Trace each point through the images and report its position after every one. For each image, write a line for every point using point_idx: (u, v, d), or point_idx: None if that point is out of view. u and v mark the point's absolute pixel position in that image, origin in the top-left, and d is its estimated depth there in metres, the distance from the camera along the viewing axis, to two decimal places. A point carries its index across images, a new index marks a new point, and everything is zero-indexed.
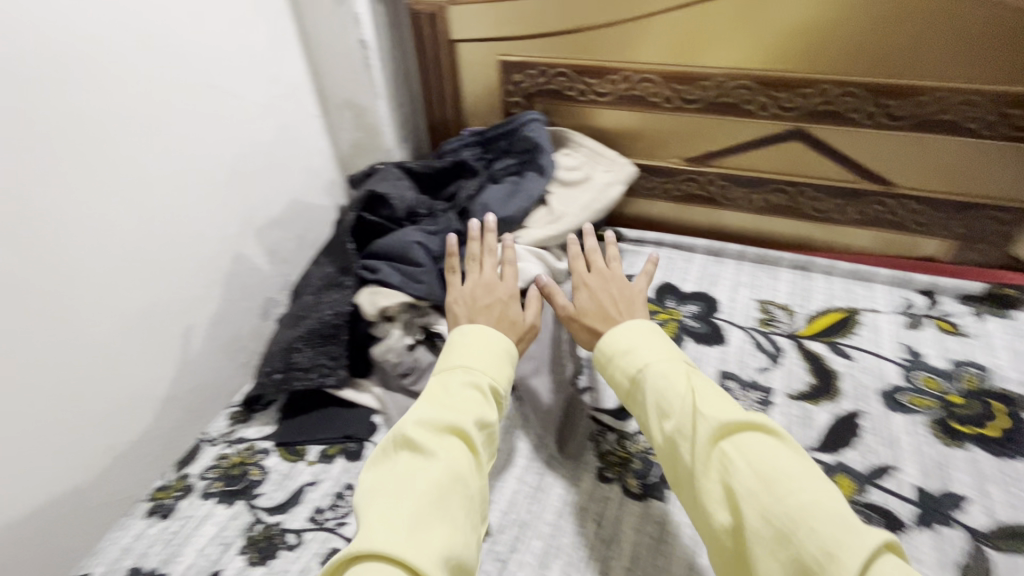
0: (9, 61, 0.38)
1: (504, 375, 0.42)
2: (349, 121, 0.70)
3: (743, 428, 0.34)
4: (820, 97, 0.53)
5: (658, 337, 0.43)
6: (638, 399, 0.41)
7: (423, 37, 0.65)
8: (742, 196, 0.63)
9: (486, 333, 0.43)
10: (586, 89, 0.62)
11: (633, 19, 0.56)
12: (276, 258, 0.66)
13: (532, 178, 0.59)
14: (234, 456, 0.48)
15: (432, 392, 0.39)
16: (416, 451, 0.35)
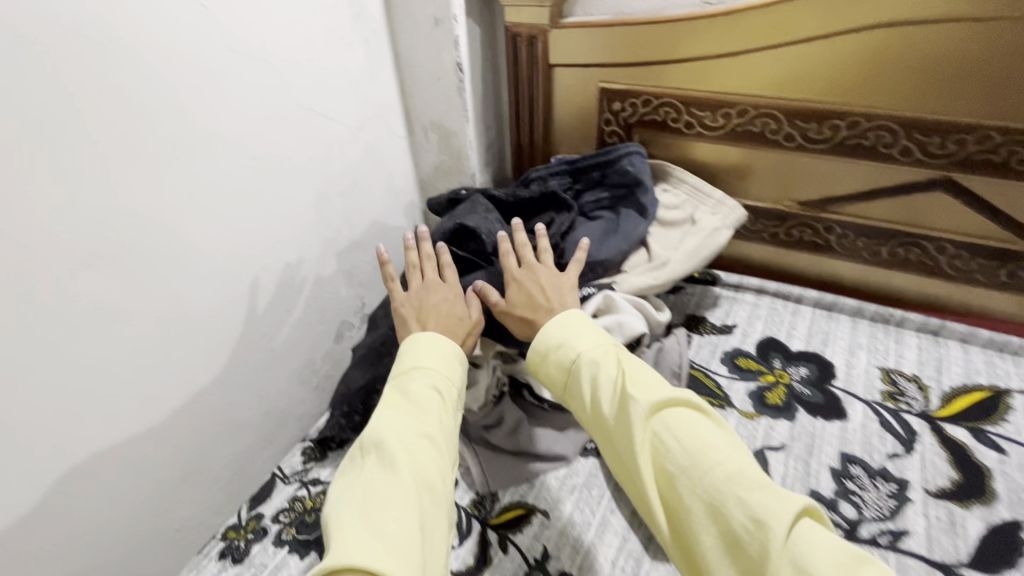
0: (129, 87, 0.38)
1: (458, 374, 0.41)
2: (434, 143, 0.68)
3: (673, 406, 0.33)
4: (980, 144, 0.46)
5: (568, 321, 0.41)
6: (567, 388, 0.38)
7: (519, 60, 0.62)
8: (864, 246, 0.56)
9: (421, 340, 0.42)
10: (694, 122, 0.58)
11: (760, 50, 0.51)
12: (354, 281, 0.65)
13: (632, 219, 0.55)
14: (309, 500, 0.46)
15: (389, 398, 0.38)
16: (383, 453, 0.34)
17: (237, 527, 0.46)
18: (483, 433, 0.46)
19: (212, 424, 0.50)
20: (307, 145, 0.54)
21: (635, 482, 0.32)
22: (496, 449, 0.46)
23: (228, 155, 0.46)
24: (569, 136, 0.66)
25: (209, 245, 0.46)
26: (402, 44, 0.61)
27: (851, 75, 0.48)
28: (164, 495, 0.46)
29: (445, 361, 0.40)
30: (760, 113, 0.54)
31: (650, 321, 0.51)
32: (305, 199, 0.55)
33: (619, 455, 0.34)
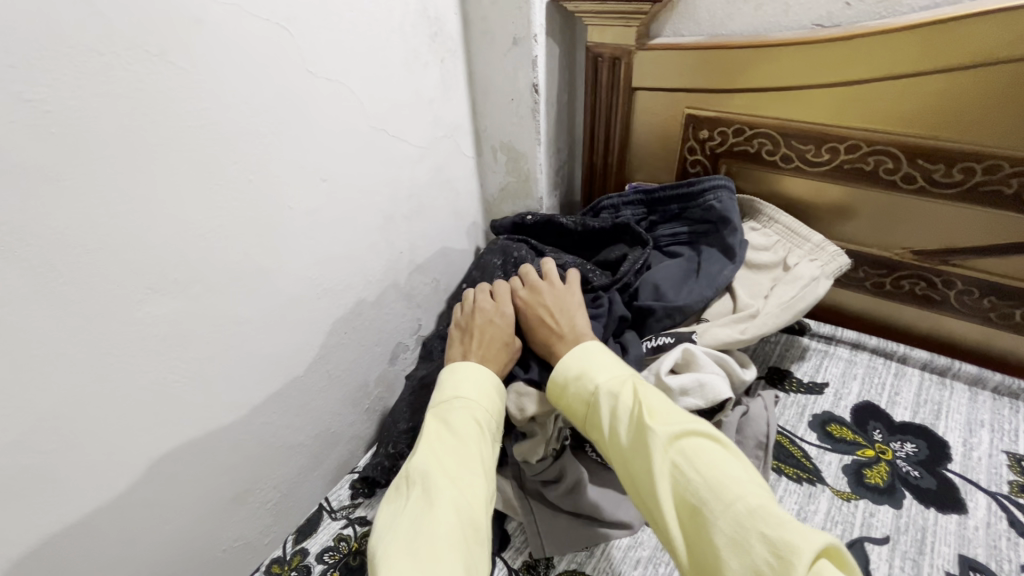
0: (219, 110, 0.37)
1: (497, 408, 0.39)
2: (502, 164, 0.66)
3: (692, 435, 0.31)
4: None
5: (585, 348, 0.39)
6: (588, 420, 0.36)
7: (600, 82, 0.59)
8: (993, 307, 0.49)
9: (460, 368, 0.40)
10: (792, 156, 0.52)
11: (883, 80, 0.45)
12: (413, 303, 0.63)
13: (715, 260, 0.51)
14: None
15: (431, 431, 0.36)
16: (427, 488, 0.32)
17: None
18: (541, 489, 0.43)
19: (267, 448, 0.49)
20: (378, 166, 0.53)
21: (656, 519, 0.30)
22: (556, 508, 0.42)
23: (301, 178, 0.45)
24: (646, 163, 0.62)
25: (278, 268, 0.45)
26: (478, 63, 0.59)
27: (997, 111, 0.41)
28: (217, 519, 0.46)
29: (485, 390, 0.39)
30: (875, 149, 0.48)
31: (734, 380, 0.46)
32: (372, 221, 0.54)
33: (640, 492, 0.31)
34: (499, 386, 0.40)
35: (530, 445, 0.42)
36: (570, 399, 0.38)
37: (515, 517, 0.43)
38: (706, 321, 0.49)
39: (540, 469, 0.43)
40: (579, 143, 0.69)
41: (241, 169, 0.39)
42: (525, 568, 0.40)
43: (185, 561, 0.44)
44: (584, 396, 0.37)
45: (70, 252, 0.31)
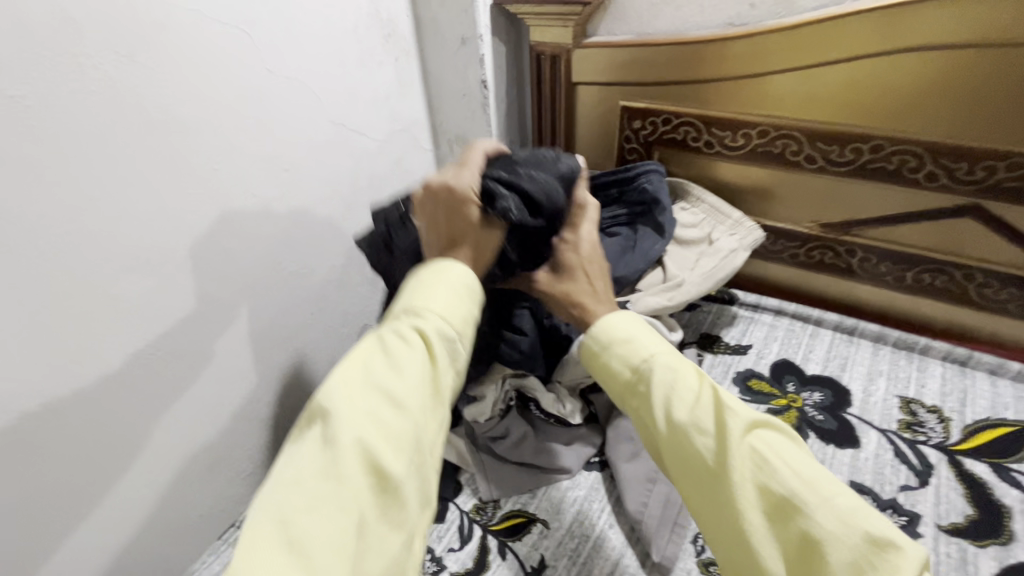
0: (182, 105, 0.40)
1: (456, 318, 0.34)
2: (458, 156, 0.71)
3: (763, 427, 0.32)
4: (1013, 170, 0.45)
5: (629, 321, 0.38)
6: (634, 394, 0.35)
7: (543, 78, 0.64)
8: (888, 271, 0.55)
9: (440, 271, 0.36)
10: (713, 141, 0.58)
11: (785, 71, 0.51)
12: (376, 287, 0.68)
13: (650, 237, 0.56)
14: None
15: (357, 356, 0.33)
16: (327, 428, 0.29)
17: None
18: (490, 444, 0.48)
19: (238, 421, 0.52)
20: (338, 158, 0.57)
21: (721, 514, 0.30)
22: (503, 460, 0.47)
23: (264, 167, 0.49)
24: (588, 152, 0.68)
25: (243, 252, 0.49)
26: (432, 62, 0.64)
27: (880, 99, 0.48)
28: (194, 485, 0.49)
29: (448, 299, 0.34)
30: (780, 135, 0.54)
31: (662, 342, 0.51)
32: (334, 209, 0.58)
33: (699, 477, 0.31)
34: (466, 289, 0.36)
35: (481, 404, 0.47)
36: (614, 369, 0.36)
37: (467, 470, 0.48)
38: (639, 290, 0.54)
39: (488, 427, 0.47)
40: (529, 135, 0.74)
41: (207, 160, 0.43)
42: (476, 509, 0.45)
43: (161, 523, 0.47)
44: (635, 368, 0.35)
45: (52, 233, 0.35)
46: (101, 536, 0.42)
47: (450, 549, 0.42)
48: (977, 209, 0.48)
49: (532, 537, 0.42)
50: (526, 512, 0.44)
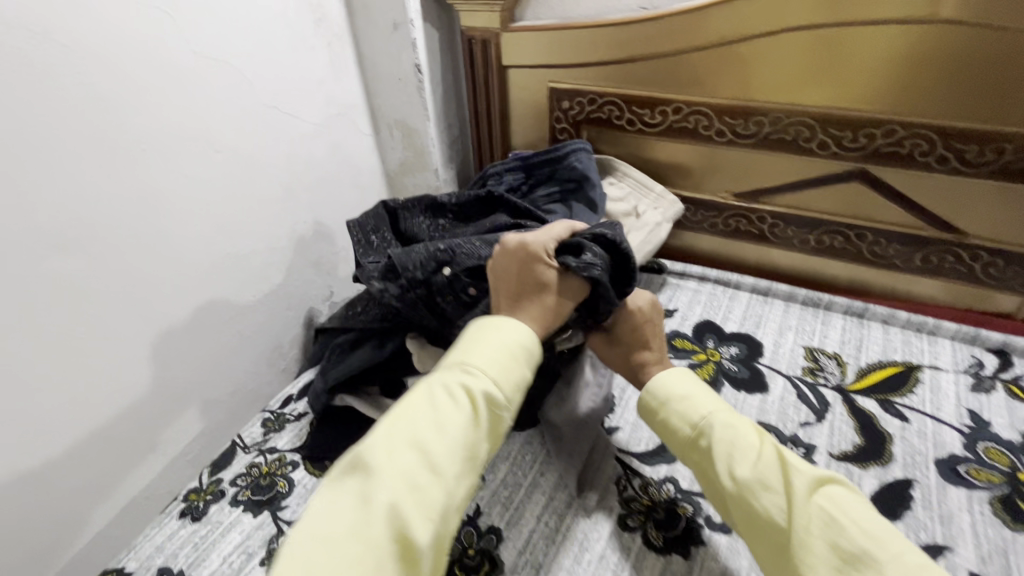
0: (102, 85, 0.41)
1: (505, 381, 0.38)
2: (398, 141, 0.72)
3: (826, 484, 0.35)
4: (887, 138, 0.51)
5: (699, 386, 0.42)
6: (698, 449, 0.39)
7: (475, 63, 0.66)
8: (794, 235, 0.61)
9: (490, 325, 0.41)
10: (635, 119, 0.62)
11: (687, 52, 0.56)
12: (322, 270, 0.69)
13: (583, 212, 0.59)
14: (265, 466, 0.50)
15: (403, 408, 0.36)
16: (364, 480, 0.33)
17: (199, 489, 0.49)
18: None
19: (179, 403, 0.53)
20: (275, 145, 0.58)
21: (789, 560, 0.32)
22: None
23: (196, 149, 0.49)
24: (524, 136, 0.71)
25: (178, 229, 0.49)
26: (369, 51, 0.66)
27: (782, 75, 0.53)
28: (134, 466, 0.50)
29: (501, 357, 0.39)
30: (694, 111, 0.58)
31: None
32: (275, 194, 0.59)
33: (768, 526, 0.34)
34: (525, 347, 0.40)
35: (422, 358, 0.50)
36: (679, 428, 0.40)
37: None
38: None
39: None
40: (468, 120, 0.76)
41: (131, 142, 0.44)
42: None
43: (100, 498, 0.48)
44: (696, 426, 0.39)
45: None
46: (37, 512, 0.43)
47: None
48: (864, 174, 0.54)
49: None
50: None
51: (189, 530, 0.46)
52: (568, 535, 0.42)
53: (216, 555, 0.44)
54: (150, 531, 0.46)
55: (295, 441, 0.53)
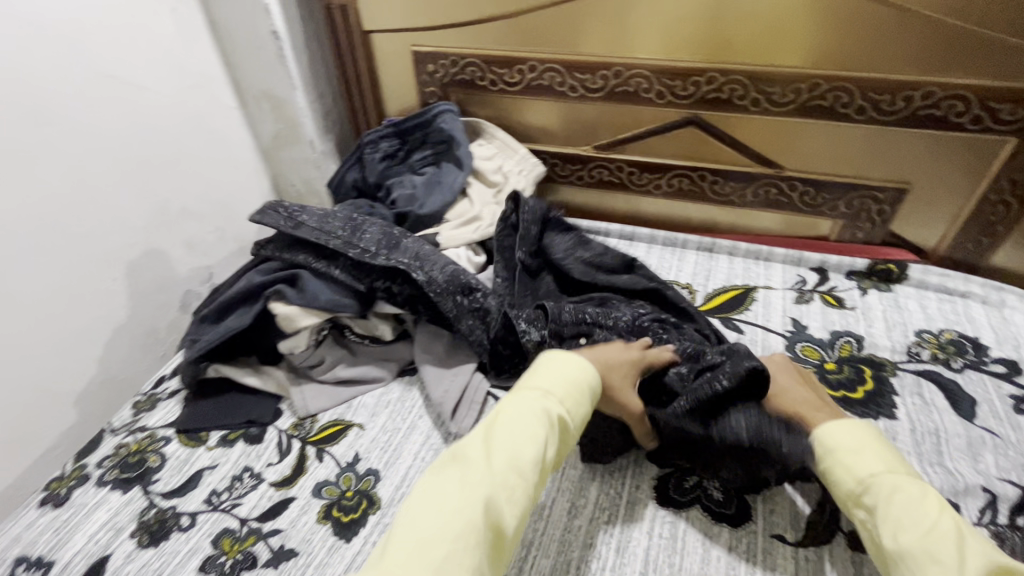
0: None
1: (574, 403, 0.75)
2: (266, 108, 1.10)
3: (1011, 572, 0.55)
4: (706, 83, 0.98)
5: (862, 446, 0.67)
6: (860, 501, 0.64)
7: (336, 21, 1.08)
8: (640, 181, 1.16)
9: (548, 360, 0.80)
10: (498, 83, 1.12)
11: (511, 29, 1.02)
12: (212, 246, 1.11)
13: (449, 169, 1.13)
14: (135, 447, 0.90)
15: (504, 407, 0.74)
16: (464, 456, 0.68)
17: (65, 477, 0.86)
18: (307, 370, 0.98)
19: (57, 379, 0.86)
20: (130, 112, 0.90)
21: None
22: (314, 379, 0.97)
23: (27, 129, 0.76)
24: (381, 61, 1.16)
25: (37, 208, 0.79)
26: (239, 61, 1.04)
27: (588, 57, 1.04)
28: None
29: (569, 386, 0.75)
30: (542, 73, 1.10)
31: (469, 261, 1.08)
32: (141, 173, 0.94)
33: (911, 563, 0.57)
34: (590, 386, 0.77)
35: (294, 341, 0.95)
36: (837, 472, 0.67)
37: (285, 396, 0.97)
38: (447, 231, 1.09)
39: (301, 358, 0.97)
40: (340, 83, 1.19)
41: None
42: (294, 426, 0.93)
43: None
44: (859, 483, 0.65)
45: None
46: None
47: (272, 460, 0.88)
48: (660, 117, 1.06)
49: (343, 433, 0.91)
50: (342, 421, 0.94)
51: (51, 516, 0.81)
52: (401, 437, 0.91)
53: (76, 537, 0.79)
54: (19, 520, 0.81)
55: (163, 420, 0.94)
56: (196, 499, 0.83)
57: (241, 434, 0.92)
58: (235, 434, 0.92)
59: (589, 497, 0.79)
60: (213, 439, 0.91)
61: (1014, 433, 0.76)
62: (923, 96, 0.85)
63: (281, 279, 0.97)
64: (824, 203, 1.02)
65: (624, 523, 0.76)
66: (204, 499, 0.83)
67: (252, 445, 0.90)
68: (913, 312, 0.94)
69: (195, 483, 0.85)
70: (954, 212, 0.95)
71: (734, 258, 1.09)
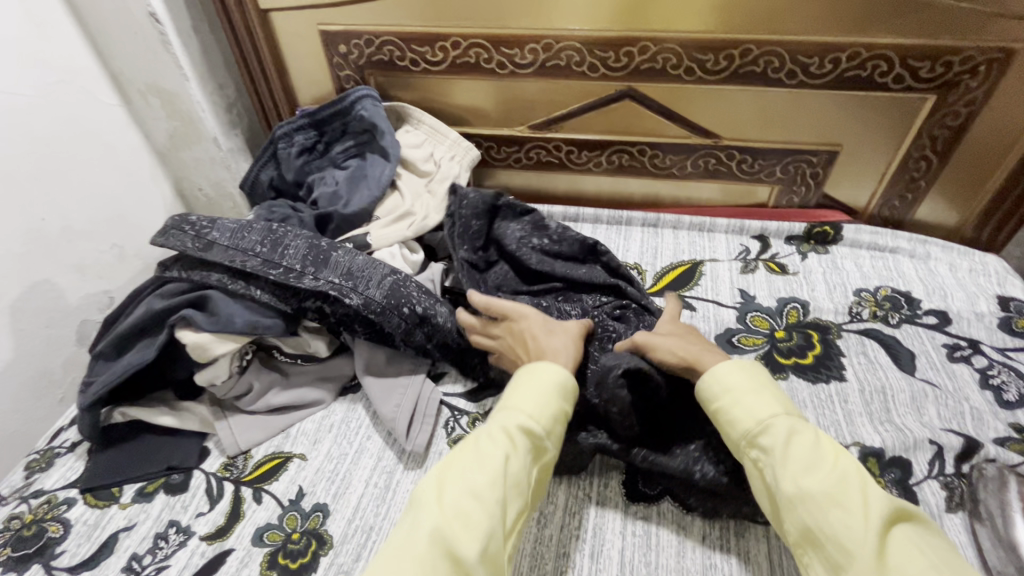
0: None
1: (539, 414, 0.67)
2: (155, 104, 1.18)
3: (898, 512, 0.56)
4: (643, 53, 1.04)
5: (750, 390, 0.67)
6: (752, 442, 0.64)
7: (236, 24, 1.15)
8: (579, 160, 1.24)
9: (516, 375, 0.72)
10: (422, 64, 1.14)
11: (444, 16, 1.06)
12: (119, 276, 1.20)
13: (379, 164, 1.08)
14: (32, 513, 0.76)
15: (468, 437, 0.65)
16: (420, 504, 0.59)
17: None
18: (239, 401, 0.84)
19: None
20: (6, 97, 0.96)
21: (833, 532, 0.55)
22: (247, 409, 0.84)
23: None
24: (289, 44, 1.18)
25: None
26: (126, 53, 1.10)
27: (517, 30, 1.05)
28: None
29: (540, 397, 0.68)
30: (466, 50, 1.10)
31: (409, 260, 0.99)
32: (42, 236, 1.03)
33: (812, 506, 0.57)
34: (559, 385, 0.69)
35: (213, 372, 0.80)
36: (736, 414, 0.66)
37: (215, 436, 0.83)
38: (384, 228, 1.00)
39: (229, 390, 0.83)
40: (245, 96, 1.29)
41: None
42: (223, 467, 0.80)
43: None
44: (757, 424, 0.64)
45: None
46: None
47: (204, 510, 0.75)
48: (601, 90, 1.11)
49: (283, 466, 0.80)
50: (280, 453, 0.82)
51: None
52: (350, 463, 0.80)
53: None
54: None
55: (62, 481, 0.80)
56: (116, 566, 0.70)
57: (162, 484, 0.78)
58: (156, 485, 0.78)
59: (560, 504, 0.75)
60: (129, 494, 0.77)
61: (948, 381, 0.91)
62: (849, 57, 0.99)
63: (183, 303, 0.80)
64: (762, 170, 1.19)
65: (597, 503, 0.76)
66: (125, 565, 0.70)
67: (175, 496, 0.77)
68: (850, 271, 1.11)
69: (114, 543, 0.72)
70: (879, 175, 1.15)
71: (680, 231, 1.22)
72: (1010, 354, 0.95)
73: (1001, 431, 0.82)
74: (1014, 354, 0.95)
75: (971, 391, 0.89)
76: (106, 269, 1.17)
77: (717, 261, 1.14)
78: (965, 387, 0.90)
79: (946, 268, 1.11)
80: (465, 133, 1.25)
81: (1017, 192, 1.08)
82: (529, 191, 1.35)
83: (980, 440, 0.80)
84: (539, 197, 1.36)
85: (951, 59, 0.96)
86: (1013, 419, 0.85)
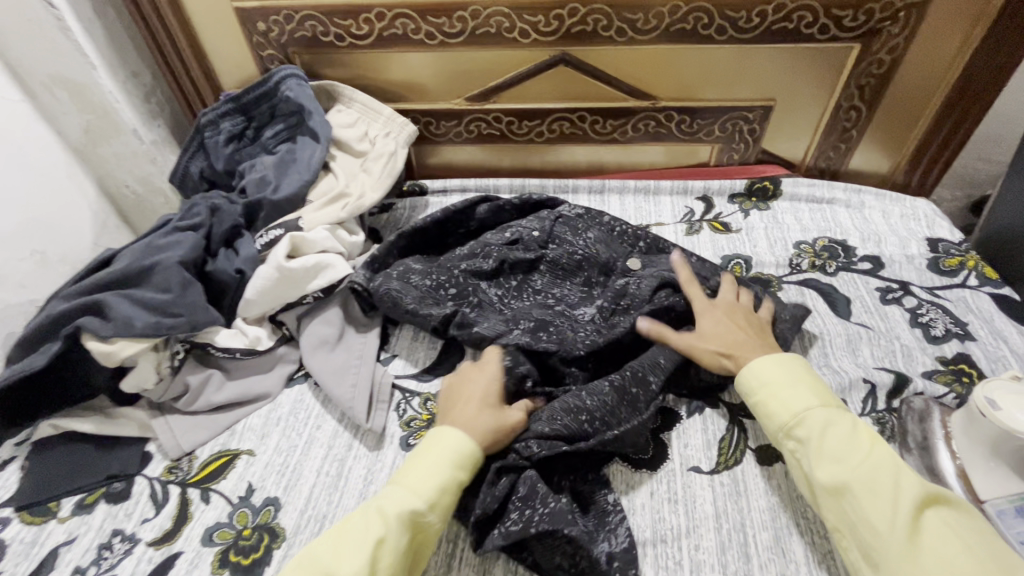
0: None
1: (427, 492, 0.63)
2: (61, 96, 1.09)
3: (936, 501, 0.57)
4: (572, 17, 1.02)
5: (789, 382, 0.69)
6: (790, 434, 0.66)
7: (141, 5, 1.07)
8: (519, 131, 1.22)
9: (427, 438, 0.69)
10: (347, 40, 1.09)
11: None
12: (46, 282, 1.13)
13: (313, 145, 1.04)
14: None
15: (346, 522, 0.62)
16: None
17: None
18: (178, 405, 0.82)
19: None
20: None
21: (867, 519, 0.57)
22: (188, 409, 0.82)
23: None
24: (204, 25, 1.12)
25: None
26: (19, 43, 1.01)
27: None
28: None
29: (431, 472, 0.65)
30: (392, 22, 1.05)
31: (347, 242, 0.96)
32: None
33: (852, 496, 0.59)
34: (458, 456, 0.66)
35: (139, 376, 0.78)
36: (772, 407, 0.68)
37: (155, 440, 0.81)
38: (318, 210, 0.97)
39: (167, 396, 0.82)
40: (162, 83, 1.21)
41: None
42: (167, 470, 0.78)
43: None
44: (792, 418, 0.66)
45: None
46: None
47: (150, 515, 0.73)
48: (535, 57, 1.09)
49: (231, 464, 0.78)
50: (227, 451, 0.80)
51: None
52: (301, 453, 0.79)
53: None
54: None
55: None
56: None
57: (103, 493, 0.76)
58: (96, 495, 0.76)
59: None
60: (69, 507, 0.75)
61: (880, 321, 0.95)
62: (775, 9, 0.99)
63: (104, 304, 0.77)
64: (702, 130, 1.19)
65: None
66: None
67: (118, 504, 0.75)
68: (790, 225, 1.13)
69: (56, 556, 0.70)
70: (812, 128, 1.17)
71: (625, 196, 1.22)
72: (936, 292, 0.99)
73: (928, 365, 0.87)
74: (940, 292, 0.99)
75: (902, 330, 0.93)
76: (28, 278, 1.09)
77: (663, 225, 1.15)
78: (897, 327, 0.93)
79: (879, 215, 1.15)
80: (401, 109, 1.21)
81: (940, 138, 1.12)
82: (474, 165, 1.32)
83: (909, 375, 0.84)
84: (484, 170, 1.34)
85: (872, 7, 0.97)
86: (940, 352, 0.89)
